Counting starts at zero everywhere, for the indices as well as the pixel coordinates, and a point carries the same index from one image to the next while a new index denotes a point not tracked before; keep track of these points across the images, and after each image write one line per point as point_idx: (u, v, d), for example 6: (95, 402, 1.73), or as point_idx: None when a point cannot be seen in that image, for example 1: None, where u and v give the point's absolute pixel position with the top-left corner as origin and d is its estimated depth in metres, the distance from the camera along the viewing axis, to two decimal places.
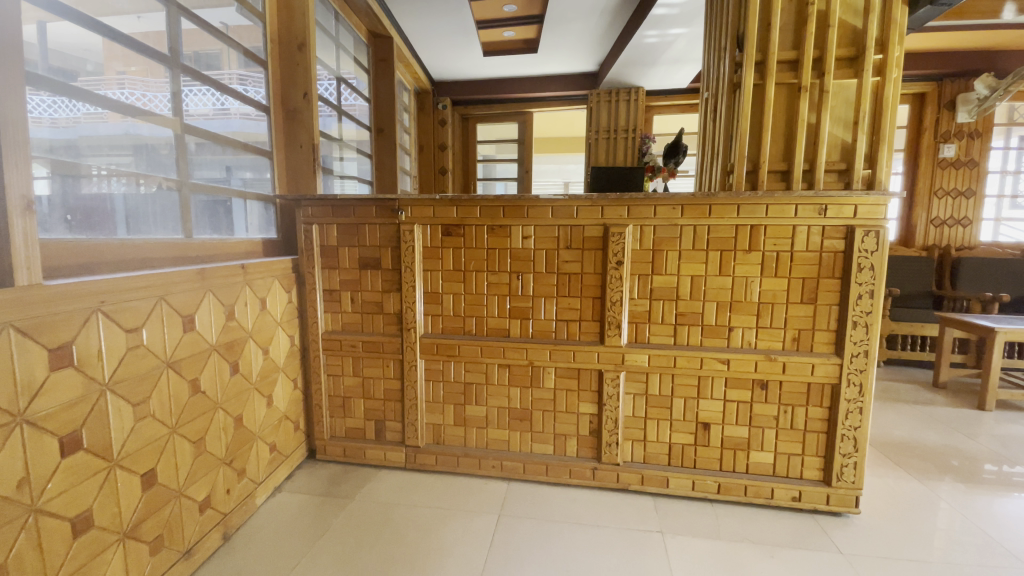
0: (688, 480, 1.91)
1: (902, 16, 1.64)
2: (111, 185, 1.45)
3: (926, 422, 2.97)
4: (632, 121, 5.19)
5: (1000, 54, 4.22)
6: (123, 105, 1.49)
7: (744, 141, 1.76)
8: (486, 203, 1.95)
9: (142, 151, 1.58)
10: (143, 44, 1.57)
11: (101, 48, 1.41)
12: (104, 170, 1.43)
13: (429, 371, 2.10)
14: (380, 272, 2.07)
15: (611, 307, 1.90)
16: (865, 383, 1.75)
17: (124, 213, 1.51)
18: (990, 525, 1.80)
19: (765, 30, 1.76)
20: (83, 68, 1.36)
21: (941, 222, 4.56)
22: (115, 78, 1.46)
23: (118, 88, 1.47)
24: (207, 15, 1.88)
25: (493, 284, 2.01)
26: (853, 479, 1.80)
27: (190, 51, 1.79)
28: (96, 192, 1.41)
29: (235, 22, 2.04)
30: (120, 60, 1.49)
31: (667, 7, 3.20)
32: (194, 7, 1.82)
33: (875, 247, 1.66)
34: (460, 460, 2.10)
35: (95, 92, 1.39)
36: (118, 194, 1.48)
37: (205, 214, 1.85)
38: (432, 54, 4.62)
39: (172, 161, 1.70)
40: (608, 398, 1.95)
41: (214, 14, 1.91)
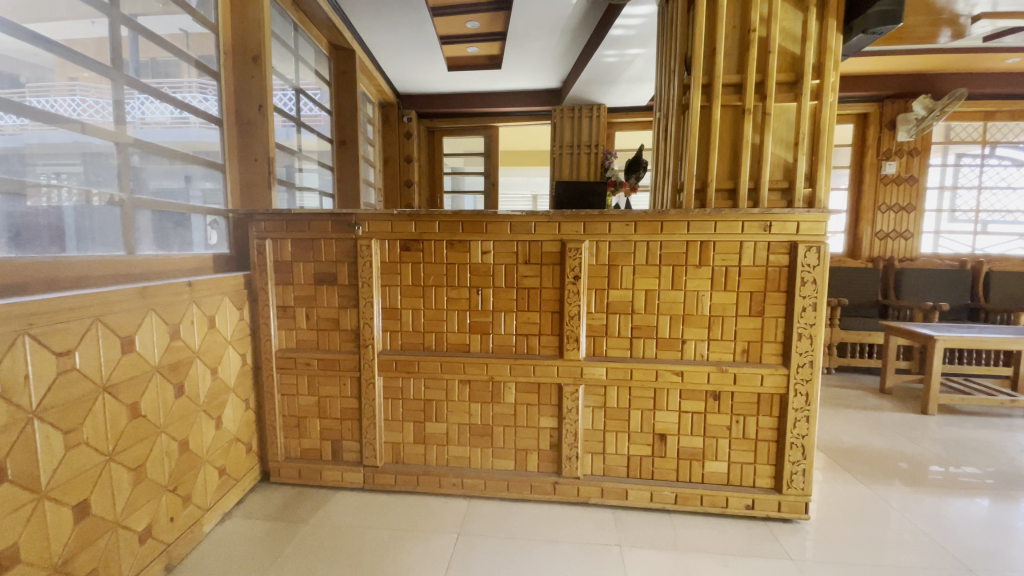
0: (646, 491, 1.93)
1: (837, 44, 1.74)
2: (59, 196, 1.41)
3: (876, 427, 3.09)
4: (594, 137, 5.30)
5: (935, 78, 4.50)
6: (68, 116, 1.44)
7: (693, 160, 1.82)
8: (445, 218, 1.94)
9: (92, 161, 1.54)
10: (89, 51, 1.53)
11: (50, 54, 1.39)
12: (50, 179, 1.39)
13: (388, 389, 2.06)
14: (336, 288, 2.03)
15: (570, 321, 1.92)
16: (810, 393, 1.82)
17: (74, 228, 1.47)
18: (931, 528, 1.89)
19: (711, 54, 1.83)
20: (29, 74, 1.33)
21: (885, 235, 4.81)
22: (66, 85, 1.44)
23: (70, 95, 1.46)
24: (154, 24, 1.83)
25: (452, 299, 1.99)
26: (802, 486, 1.85)
27: (134, 60, 1.73)
28: (41, 206, 1.36)
29: (188, 32, 2.00)
30: (71, 66, 1.46)
31: (624, 29, 3.30)
32: (142, 16, 1.78)
33: (816, 262, 1.74)
34: (420, 479, 2.06)
35: (41, 100, 1.36)
36: (68, 207, 1.44)
37: (152, 229, 1.78)
38: (396, 68, 4.62)
39: (115, 173, 1.63)
40: (567, 411, 1.96)
41: (164, 23, 1.86)
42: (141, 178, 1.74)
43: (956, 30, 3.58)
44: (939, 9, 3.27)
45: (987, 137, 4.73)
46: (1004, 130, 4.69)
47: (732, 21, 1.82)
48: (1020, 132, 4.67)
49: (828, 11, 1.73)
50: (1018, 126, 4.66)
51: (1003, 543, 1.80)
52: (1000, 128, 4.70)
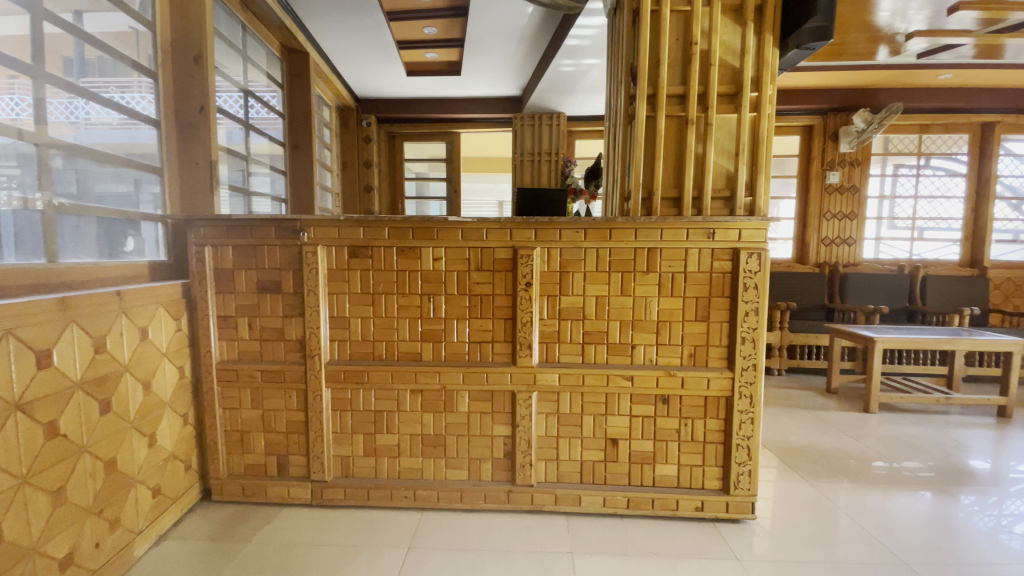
0: (599, 497, 1.94)
1: (773, 58, 1.81)
2: None
3: (821, 426, 3.22)
4: (554, 144, 5.34)
5: (873, 93, 4.76)
6: (3, 119, 1.41)
7: (639, 168, 1.86)
8: (395, 224, 1.90)
9: (30, 163, 1.50)
10: (24, 50, 1.48)
11: None
12: None
13: (335, 400, 1.99)
14: (280, 296, 1.96)
15: (522, 328, 1.91)
16: (754, 395, 1.87)
17: (7, 234, 1.42)
18: (870, 524, 1.97)
19: (655, 65, 1.87)
20: None
21: (829, 242, 5.04)
22: (4, 83, 1.42)
23: (9, 95, 1.43)
24: (95, 23, 1.79)
25: (403, 307, 1.95)
26: (749, 486, 1.90)
27: (75, 59, 1.69)
28: None
29: (123, 30, 1.91)
30: (11, 64, 1.43)
31: (579, 39, 3.35)
32: (79, 14, 1.72)
33: (757, 268, 1.80)
34: (370, 492, 1.99)
35: None
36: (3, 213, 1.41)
37: (84, 235, 1.70)
38: (353, 71, 4.56)
39: (54, 176, 1.58)
40: (520, 418, 1.95)
41: (108, 22, 1.83)
42: (86, 181, 1.72)
43: (890, 47, 3.80)
44: (874, 27, 3.47)
45: (922, 148, 5.00)
46: (937, 142, 4.99)
47: (675, 34, 1.87)
48: (951, 144, 4.98)
49: (765, 26, 1.80)
50: (949, 138, 4.97)
51: (935, 535, 1.89)
52: (934, 141, 4.99)
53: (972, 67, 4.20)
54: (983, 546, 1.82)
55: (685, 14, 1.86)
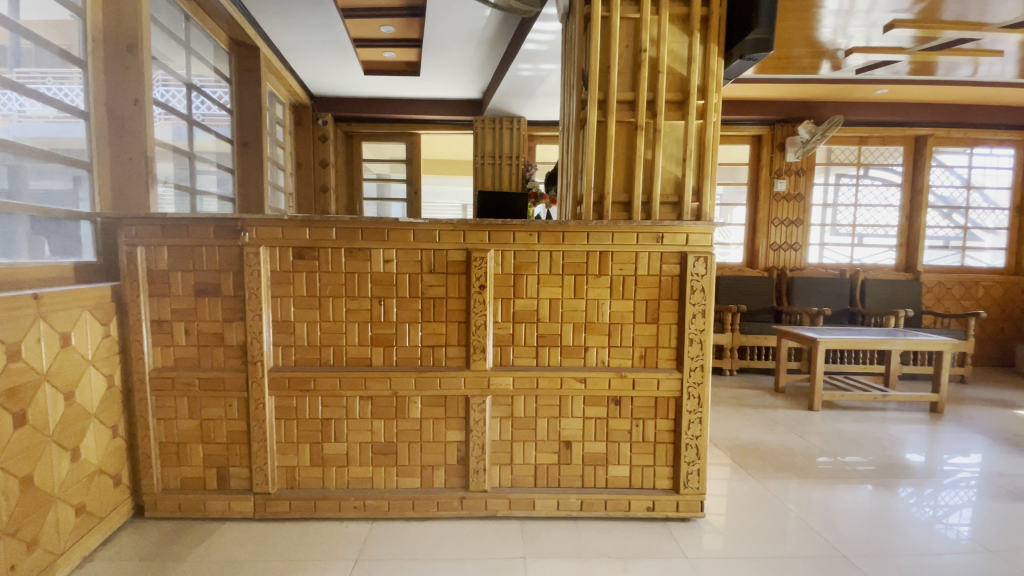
0: (553, 500, 1.93)
1: (718, 67, 1.87)
2: None
3: (769, 424, 3.34)
4: (515, 148, 5.35)
5: (816, 105, 5.01)
6: None
7: (591, 173, 1.87)
8: (342, 224, 1.85)
9: None
10: None
11: None
12: None
13: (280, 408, 1.91)
14: (219, 299, 1.87)
15: (476, 331, 1.89)
16: (702, 395, 1.92)
17: None
18: (813, 518, 2.04)
19: (606, 71, 1.89)
20: None
21: (778, 247, 5.24)
22: None
23: None
24: (27, 10, 1.67)
25: (352, 310, 1.89)
26: (698, 485, 1.94)
27: (9, 49, 1.58)
28: None
29: (54, 16, 1.78)
30: None
31: (537, 43, 3.38)
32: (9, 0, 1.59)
33: (704, 271, 1.86)
34: (318, 504, 1.91)
35: None
36: None
37: (10, 235, 1.58)
38: (307, 69, 4.43)
39: None
40: (474, 422, 1.91)
41: (39, 9, 1.70)
42: (18, 179, 1.61)
43: (832, 61, 4.01)
44: (817, 42, 3.65)
45: (862, 159, 5.29)
46: (875, 153, 5.28)
47: (625, 41, 1.90)
48: (887, 156, 5.28)
49: (710, 36, 1.85)
50: (886, 150, 5.27)
51: (872, 528, 1.98)
52: (873, 152, 5.29)
53: (905, 83, 4.48)
54: (915, 536, 1.92)
55: (635, 21, 1.89)
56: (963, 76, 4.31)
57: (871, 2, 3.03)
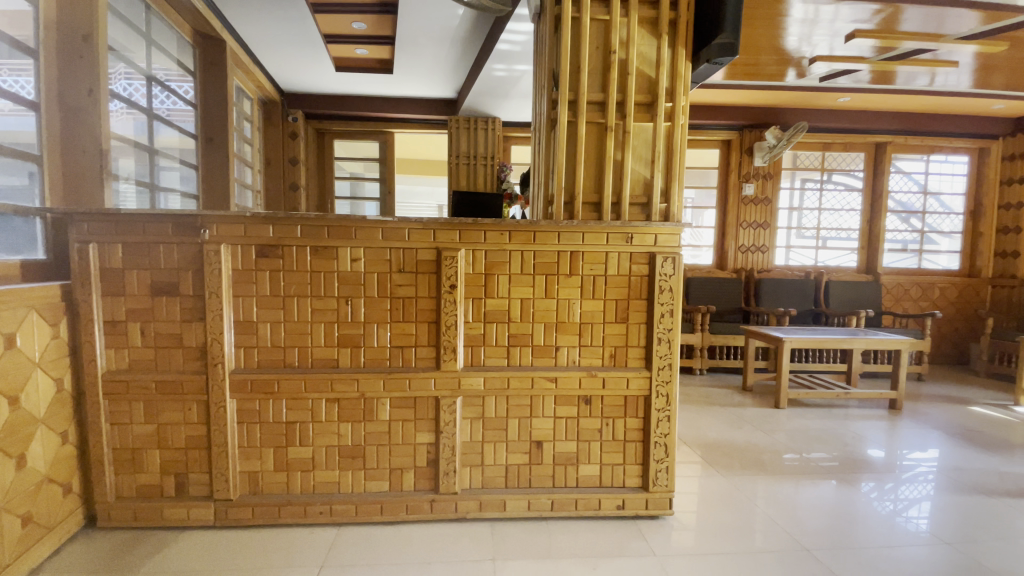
0: (523, 501, 1.92)
1: (686, 71, 1.90)
2: None
3: (737, 422, 3.41)
4: (490, 149, 5.33)
5: (782, 112, 5.15)
6: None
7: (561, 173, 1.88)
8: (308, 222, 1.80)
9: None
10: None
11: None
12: None
13: (242, 412, 1.85)
14: (178, 299, 1.80)
15: (446, 332, 1.87)
16: (670, 393, 1.94)
17: None
18: (778, 514, 2.09)
19: (576, 71, 1.90)
20: None
21: (746, 249, 5.36)
22: None
23: None
24: None
25: (318, 310, 1.85)
26: (666, 482, 1.97)
27: None
28: None
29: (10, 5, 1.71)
30: None
31: (510, 44, 3.37)
32: None
33: (672, 271, 1.89)
34: (282, 510, 1.86)
35: None
36: None
37: None
38: (277, 64, 4.33)
39: None
40: (444, 424, 1.89)
41: None
42: None
43: (797, 69, 4.13)
44: (783, 50, 3.75)
45: (825, 164, 5.46)
46: (838, 159, 5.46)
47: (595, 42, 1.91)
48: (850, 162, 5.47)
49: (678, 39, 1.88)
50: (848, 156, 5.46)
51: (834, 522, 2.04)
52: (836, 158, 5.46)
53: (866, 92, 4.65)
54: (874, 529, 1.99)
55: (605, 22, 1.91)
56: (920, 85, 4.49)
57: (834, 11, 3.13)
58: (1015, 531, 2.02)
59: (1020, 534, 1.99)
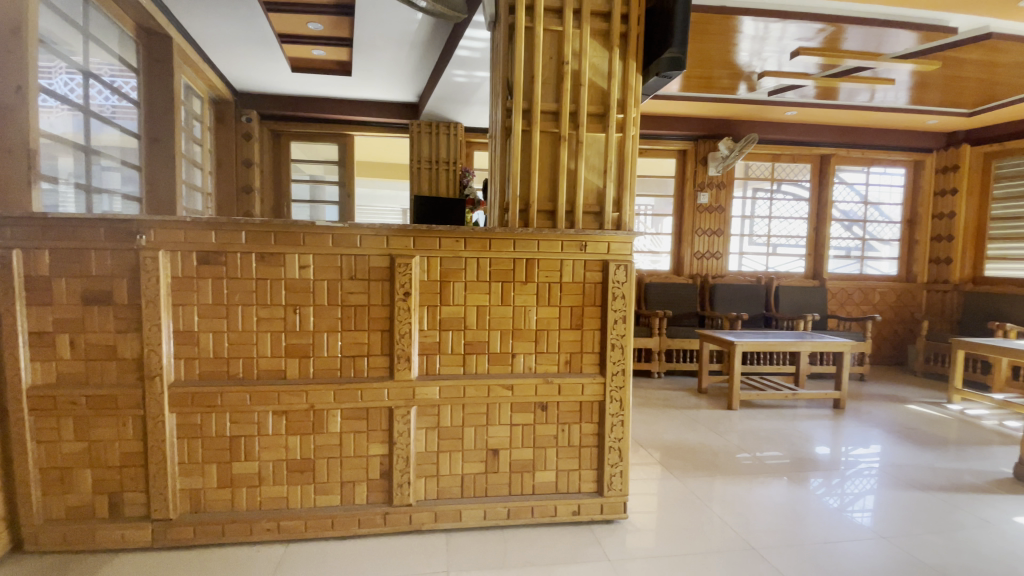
0: (479, 510, 1.90)
1: (636, 83, 1.95)
2: None
3: (692, 423, 3.50)
4: (452, 154, 5.32)
5: (734, 124, 5.36)
6: None
7: (515, 181, 1.89)
8: (253, 227, 1.74)
9: None
10: None
11: None
12: None
13: (182, 426, 1.77)
14: (112, 309, 1.71)
15: (400, 340, 1.84)
16: (623, 398, 1.98)
17: None
18: (728, 514, 2.15)
19: (530, 81, 1.92)
20: None
21: (702, 256, 5.53)
22: None
23: None
24: None
25: (265, 320, 1.79)
26: (620, 486, 2.00)
27: None
28: None
29: None
30: None
31: (470, 50, 3.38)
32: None
33: (624, 278, 1.93)
34: (226, 528, 1.78)
35: None
36: None
37: None
38: (229, 63, 4.18)
39: None
40: (397, 435, 1.85)
41: None
42: None
43: (748, 83, 4.30)
44: (735, 64, 3.90)
45: (775, 175, 5.71)
46: (786, 170, 5.72)
47: (549, 53, 1.93)
48: (797, 173, 5.74)
49: (629, 53, 1.93)
50: (796, 167, 5.72)
51: (780, 520, 2.12)
52: (784, 168, 5.72)
53: (811, 106, 4.89)
54: (818, 526, 2.07)
55: (558, 33, 1.93)
56: (860, 101, 4.76)
57: (781, 29, 3.28)
58: (945, 523, 2.15)
59: (950, 526, 2.12)
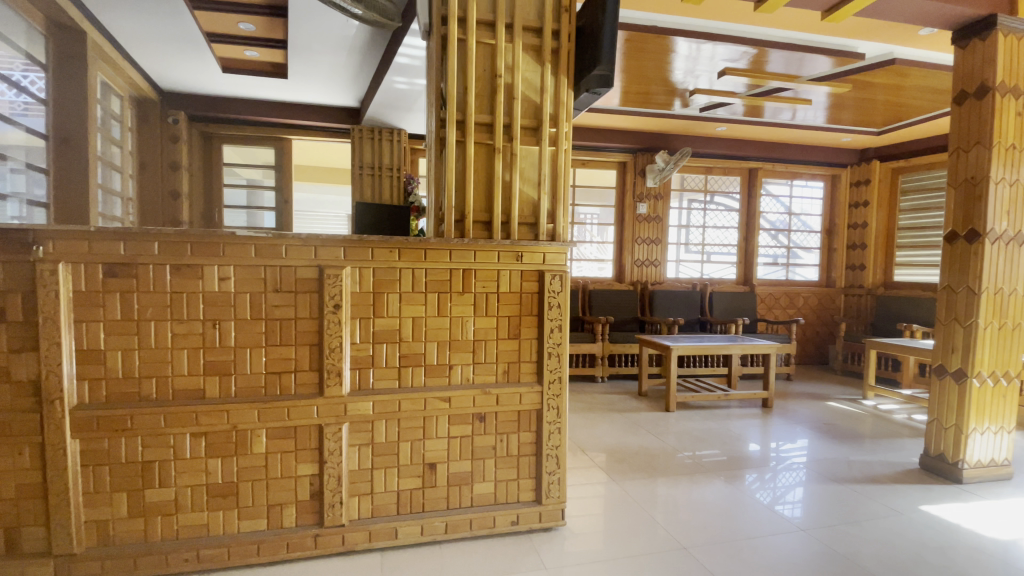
0: (416, 526, 1.87)
1: (568, 99, 2.01)
2: None
3: (632, 426, 3.60)
4: (396, 160, 5.24)
5: (670, 137, 5.61)
6: None
7: (450, 192, 1.89)
8: (166, 237, 1.64)
9: None
10: None
11: None
12: None
13: (87, 452, 1.63)
14: (4, 327, 1.56)
15: (330, 354, 1.78)
16: (560, 406, 2.01)
17: None
18: (663, 515, 2.22)
19: (464, 92, 1.93)
20: None
21: (642, 263, 5.73)
22: None
23: None
24: None
25: (181, 336, 1.68)
26: (558, 494, 2.02)
27: None
28: None
29: None
30: None
31: (409, 58, 3.35)
32: None
33: (559, 288, 1.97)
34: (138, 561, 1.65)
35: None
36: None
37: None
38: (152, 61, 3.93)
39: None
40: (328, 454, 1.79)
41: None
42: None
43: (681, 99, 4.52)
44: (670, 81, 4.09)
45: (708, 186, 6.01)
46: (718, 182, 6.04)
47: (482, 65, 1.96)
48: (728, 185, 6.07)
49: (560, 69, 1.98)
50: (727, 179, 6.06)
51: (711, 518, 2.21)
52: (716, 181, 6.04)
53: (739, 123, 5.19)
54: (746, 523, 2.18)
55: (491, 47, 1.96)
56: (783, 119, 5.11)
57: (710, 51, 3.47)
58: (860, 514, 2.32)
59: (862, 516, 2.29)
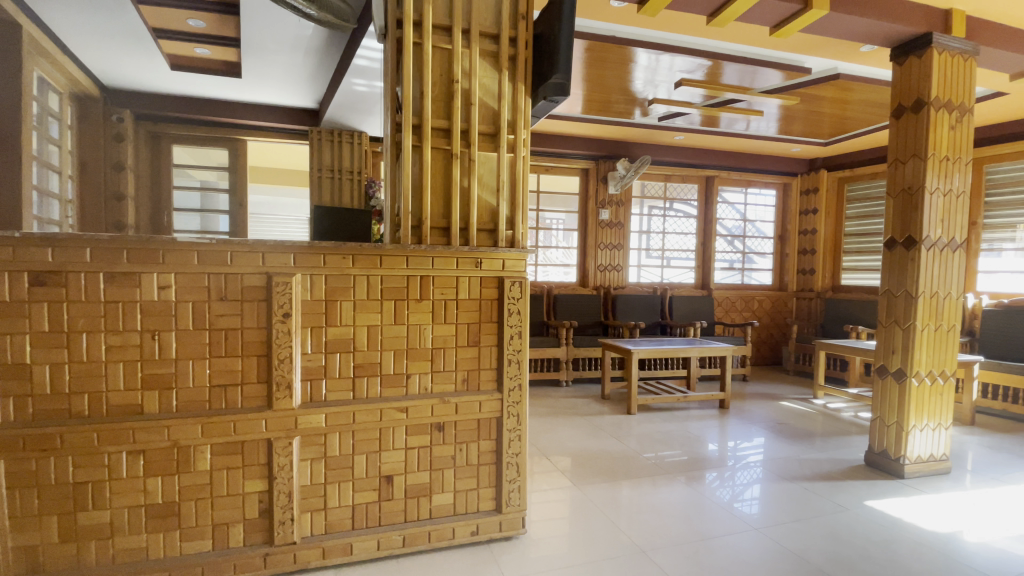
0: (372, 541, 1.81)
1: (526, 106, 2.01)
2: None
3: (596, 429, 3.64)
4: (356, 163, 5.14)
5: (631, 145, 5.73)
6: None
7: (406, 197, 1.86)
8: (101, 244, 1.55)
9: None
10: None
11: None
12: None
13: (10, 475, 1.51)
14: None
15: (279, 365, 1.72)
16: (520, 413, 2.00)
17: None
18: (624, 518, 2.24)
19: (420, 96, 1.91)
20: None
21: (604, 268, 5.81)
22: None
23: None
24: None
25: (116, 348, 1.58)
26: (519, 502, 2.01)
27: None
28: None
29: None
30: None
31: (368, 59, 3.29)
32: None
33: (519, 294, 1.97)
34: None
35: None
36: None
37: None
38: (93, 56, 3.72)
39: None
40: (278, 469, 1.72)
41: None
42: None
43: (641, 108, 4.62)
44: (630, 91, 4.17)
45: (668, 193, 6.17)
46: (677, 189, 6.21)
47: (439, 69, 1.94)
48: (687, 192, 6.24)
49: (518, 76, 1.99)
50: (685, 187, 6.23)
51: (671, 520, 2.24)
52: (675, 188, 6.20)
53: (697, 132, 5.35)
54: (703, 524, 2.22)
55: (448, 51, 1.95)
56: (738, 129, 5.29)
57: (668, 62, 3.56)
58: (811, 511, 2.40)
59: (813, 514, 2.37)
